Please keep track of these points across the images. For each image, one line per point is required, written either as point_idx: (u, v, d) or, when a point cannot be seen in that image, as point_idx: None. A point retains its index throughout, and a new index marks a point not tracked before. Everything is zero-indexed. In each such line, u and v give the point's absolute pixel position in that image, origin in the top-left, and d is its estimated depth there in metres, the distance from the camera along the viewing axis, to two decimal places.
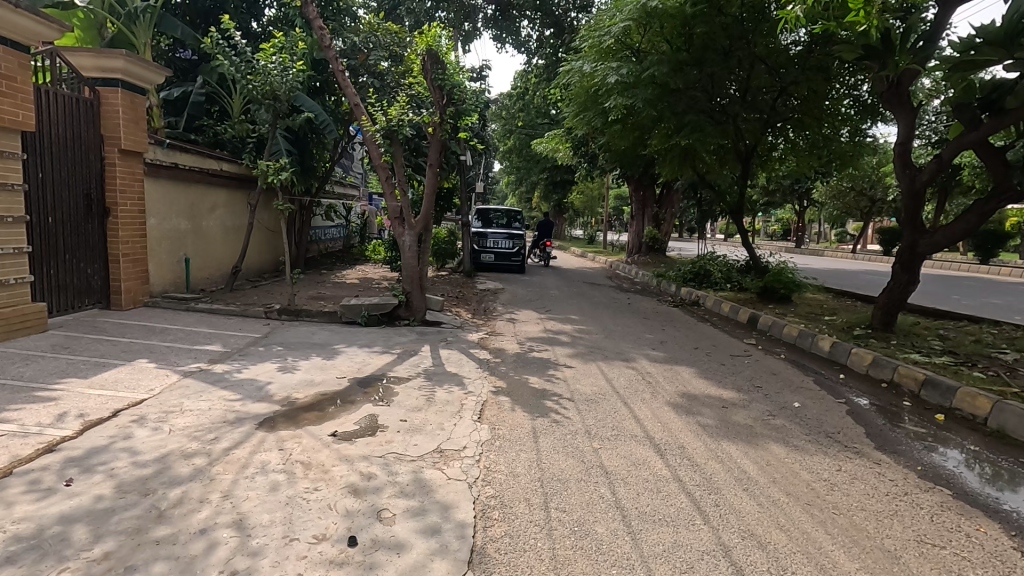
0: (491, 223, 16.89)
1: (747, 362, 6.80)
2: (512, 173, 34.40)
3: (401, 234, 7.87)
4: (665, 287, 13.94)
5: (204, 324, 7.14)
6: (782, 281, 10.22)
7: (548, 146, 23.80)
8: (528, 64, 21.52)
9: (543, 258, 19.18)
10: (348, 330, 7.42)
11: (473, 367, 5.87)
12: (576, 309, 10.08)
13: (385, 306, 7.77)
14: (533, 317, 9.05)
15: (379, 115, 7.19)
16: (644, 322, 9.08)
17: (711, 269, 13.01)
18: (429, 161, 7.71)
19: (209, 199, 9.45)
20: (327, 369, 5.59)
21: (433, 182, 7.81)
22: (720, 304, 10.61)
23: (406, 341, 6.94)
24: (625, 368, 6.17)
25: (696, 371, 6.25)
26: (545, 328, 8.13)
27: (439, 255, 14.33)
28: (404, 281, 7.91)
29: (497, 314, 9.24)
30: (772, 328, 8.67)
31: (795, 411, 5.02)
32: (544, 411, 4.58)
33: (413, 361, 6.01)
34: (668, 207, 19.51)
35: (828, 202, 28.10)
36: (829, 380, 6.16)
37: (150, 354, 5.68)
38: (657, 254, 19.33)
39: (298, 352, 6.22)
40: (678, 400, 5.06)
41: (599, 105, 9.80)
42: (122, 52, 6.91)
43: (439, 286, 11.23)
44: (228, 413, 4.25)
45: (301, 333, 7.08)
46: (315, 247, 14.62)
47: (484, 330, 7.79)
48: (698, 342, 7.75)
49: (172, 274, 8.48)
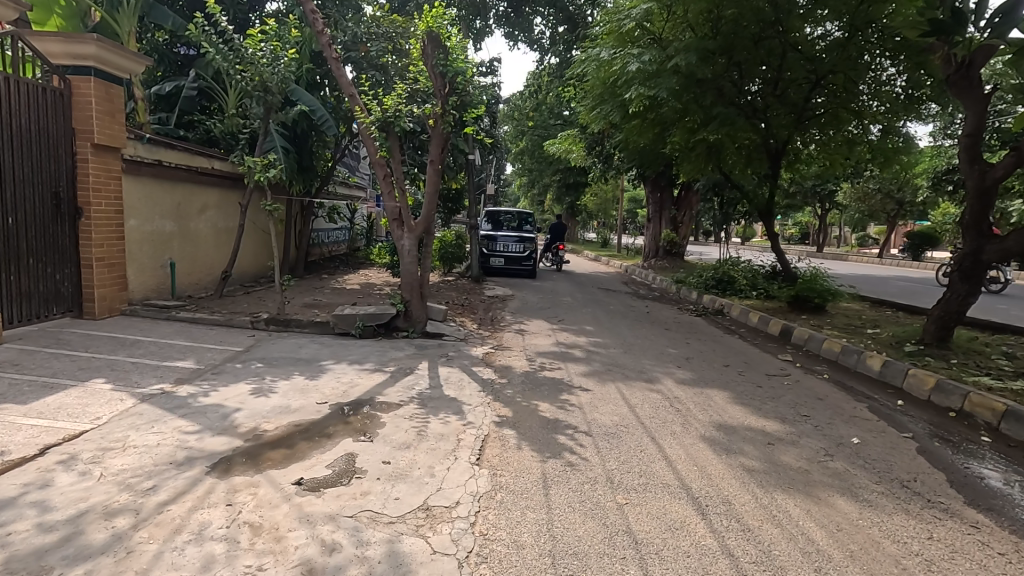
0: (501, 226, 16.20)
1: (787, 384, 5.99)
2: (524, 175, 33.69)
3: (400, 237, 7.18)
4: (684, 294, 13.11)
5: (181, 336, 6.49)
6: (815, 290, 9.37)
7: (561, 147, 23.07)
8: (541, 62, 20.85)
9: (555, 262, 18.41)
10: (340, 344, 6.72)
11: (474, 389, 5.13)
12: (591, 319, 9.31)
13: (381, 316, 7.09)
14: (544, 328, 8.30)
15: (373, 105, 6.48)
16: (666, 335, 8.28)
17: (734, 276, 12.18)
18: (430, 157, 7.01)
19: (199, 199, 8.85)
20: (307, 392, 4.89)
21: (435, 181, 7.12)
22: (748, 315, 9.77)
23: (403, 358, 6.22)
24: (649, 391, 5.39)
25: (731, 395, 5.45)
26: (558, 341, 7.37)
27: (445, 260, 13.64)
28: (403, 289, 7.21)
29: (506, 324, 8.50)
30: (809, 342, 7.82)
31: (854, 449, 4.21)
32: (556, 450, 3.83)
33: (407, 382, 5.28)
34: (686, 209, 18.70)
35: (852, 204, 26.99)
36: (885, 407, 5.34)
37: (110, 373, 5.01)
38: (674, 259, 18.47)
39: (280, 369, 5.52)
40: (715, 434, 4.27)
41: (617, 98, 9.02)
42: (93, 36, 6.33)
43: (444, 293, 10.54)
44: (177, 451, 3.55)
45: (287, 347, 6.39)
46: (317, 250, 14.01)
47: (490, 344, 7.06)
48: (728, 359, 6.94)
49: (155, 279, 7.88)
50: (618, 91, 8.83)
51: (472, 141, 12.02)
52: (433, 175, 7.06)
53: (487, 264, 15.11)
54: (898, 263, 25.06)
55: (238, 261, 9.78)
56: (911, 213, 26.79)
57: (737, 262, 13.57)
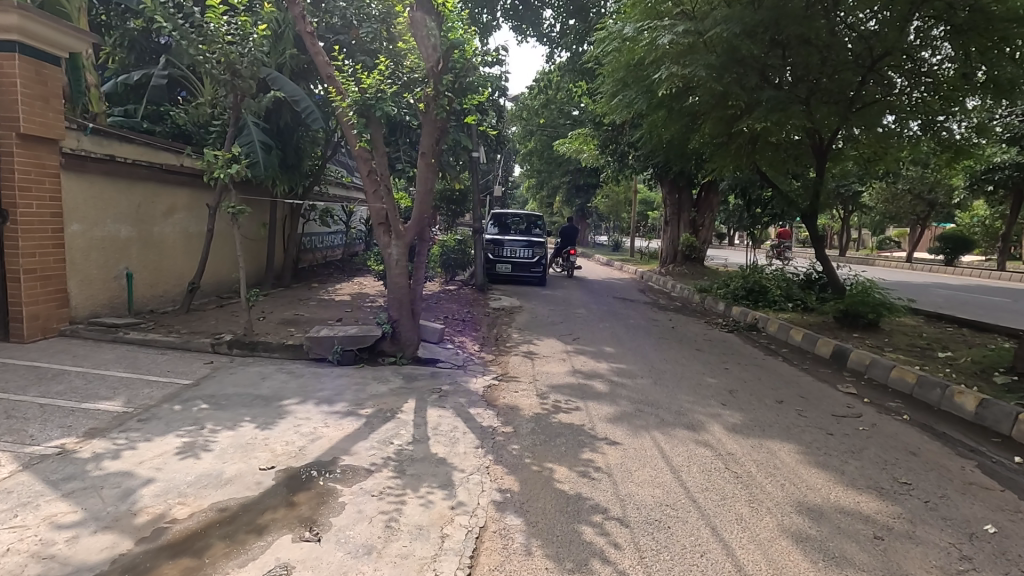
0: (509, 229, 15.08)
1: (863, 429, 4.79)
2: (534, 177, 32.56)
3: (387, 245, 6.05)
4: (710, 305, 11.90)
5: (122, 365, 5.39)
6: (869, 303, 8.13)
7: (573, 146, 21.91)
8: (551, 58, 19.75)
9: (566, 268, 17.27)
10: (312, 374, 5.57)
11: (471, 444, 3.98)
12: (610, 337, 8.13)
13: (364, 339, 5.94)
14: (557, 349, 7.13)
15: (350, 85, 5.33)
16: (702, 360, 7.06)
17: (767, 285, 10.96)
18: (421, 148, 5.86)
19: (164, 200, 7.78)
20: (253, 449, 3.76)
21: (429, 177, 5.98)
22: (790, 332, 8.53)
23: (385, 394, 5.06)
24: (695, 445, 4.20)
25: (800, 449, 4.26)
26: (574, 369, 6.19)
27: (446, 267, 12.53)
28: (391, 307, 6.09)
29: (512, 345, 7.33)
30: (872, 369, 6.58)
31: (998, 547, 3.01)
32: (581, 557, 2.68)
33: (385, 433, 4.14)
34: (707, 211, 17.41)
35: (879, 207, 25.58)
36: (1004, 467, 4.12)
37: (3, 423, 3.89)
38: (694, 265, 17.24)
39: (227, 414, 4.37)
40: (799, 525, 3.09)
41: (643, 83, 7.95)
42: (14, 5, 5.31)
43: (443, 306, 9.42)
44: (28, 565, 2.43)
45: (246, 379, 5.25)
46: (309, 256, 12.94)
47: (493, 373, 5.89)
48: (781, 392, 5.74)
49: (107, 292, 6.81)
50: (646, 72, 7.67)
51: (476, 136, 10.91)
52: (425, 169, 5.92)
53: (494, 271, 13.97)
54: (932, 268, 23.62)
55: (211, 270, 8.73)
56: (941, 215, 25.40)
57: (767, 269, 12.34)
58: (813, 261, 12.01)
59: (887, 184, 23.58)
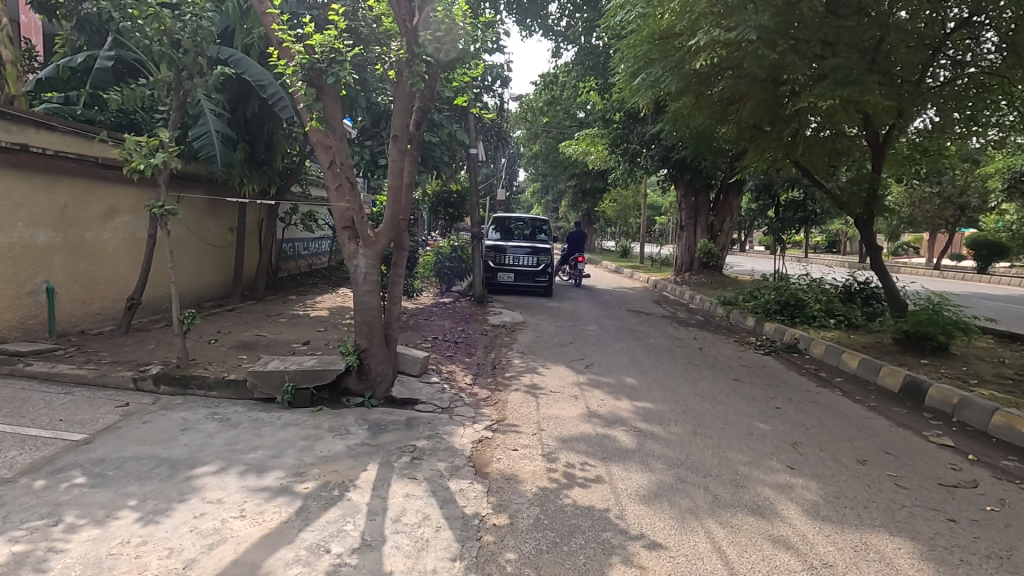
0: (512, 234, 13.83)
1: (996, 512, 3.45)
2: (539, 180, 31.34)
3: (353, 255, 4.79)
4: (738, 320, 10.58)
5: (2, 410, 4.15)
6: (938, 323, 6.79)
7: (580, 147, 20.70)
8: (557, 54, 18.58)
9: (574, 277, 15.99)
10: (250, 423, 4.29)
11: (446, 553, 2.70)
12: (629, 363, 6.84)
13: (323, 375, 4.70)
14: (568, 382, 5.84)
15: (295, 42, 4.10)
16: (745, 396, 5.72)
17: (804, 299, 9.63)
18: (392, 129, 4.63)
19: (100, 201, 6.53)
20: (112, 568, 2.48)
21: (404, 168, 4.75)
22: (842, 357, 7.21)
23: (338, 456, 3.77)
24: (772, 548, 2.89)
25: (926, 553, 2.93)
26: (590, 412, 4.90)
27: (442, 276, 11.29)
28: (359, 333, 4.86)
29: (512, 375, 6.03)
30: (963, 411, 5.25)
31: None
32: None
33: (323, 530, 2.85)
34: (725, 215, 16.07)
35: (903, 211, 24.24)
36: None
37: None
38: (713, 273, 15.94)
39: (104, 496, 3.08)
40: None
41: (672, 57, 6.89)
42: None
43: (435, 324, 8.14)
44: None
45: (159, 432, 3.97)
46: (290, 264, 11.73)
47: (486, 419, 4.60)
48: (859, 447, 4.40)
49: (19, 311, 5.63)
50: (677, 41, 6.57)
51: (473, 130, 9.73)
52: (399, 156, 4.67)
53: (495, 281, 12.71)
54: (962, 276, 22.16)
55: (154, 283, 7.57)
56: (969, 220, 24.03)
57: (800, 280, 11.02)
58: (854, 271, 10.66)
59: (915, 186, 22.19)
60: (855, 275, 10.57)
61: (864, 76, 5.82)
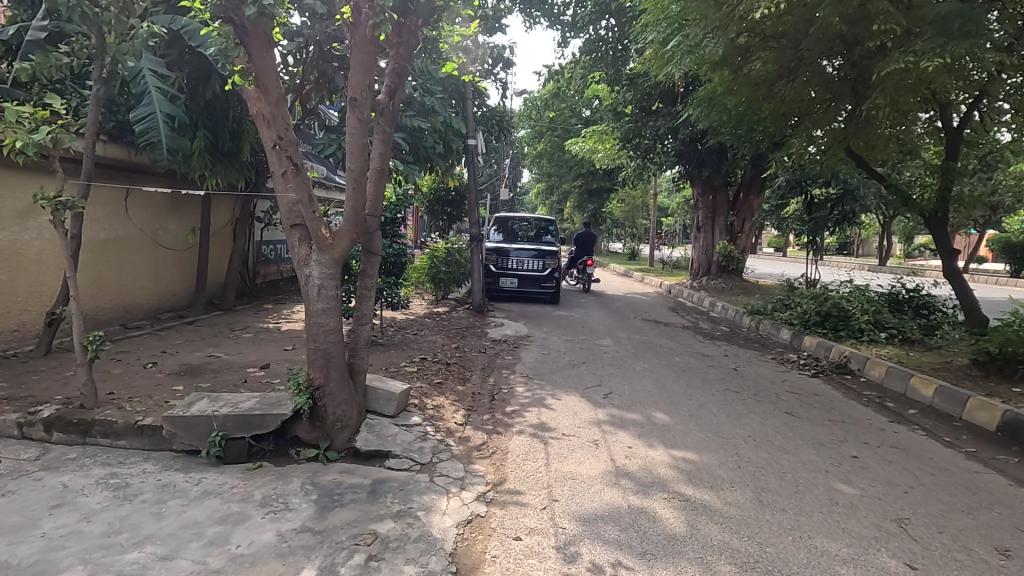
0: (515, 235, 12.68)
1: None
2: (543, 180, 30.15)
3: (304, 262, 3.63)
4: (770, 332, 9.37)
5: None
6: None
7: (587, 145, 19.54)
8: (564, 45, 17.46)
9: (582, 282, 14.81)
10: (156, 493, 3.13)
11: None
12: (657, 390, 5.65)
13: (264, 422, 3.55)
14: (585, 420, 4.66)
15: None
16: (809, 439, 4.52)
17: (850, 309, 8.42)
18: (349, 91, 3.43)
19: (19, 195, 5.42)
20: None
21: (367, 145, 3.58)
22: (911, 383, 6.01)
23: (260, 554, 2.60)
24: None
25: None
26: (617, 470, 3.72)
27: (437, 283, 10.13)
28: (313, 363, 3.70)
29: (515, 410, 4.86)
30: None
31: None
32: None
33: None
34: (746, 214, 14.88)
35: None
36: None
37: None
38: (733, 277, 14.73)
39: None
40: None
41: (717, 15, 5.75)
42: None
43: (425, 339, 6.98)
44: None
45: (16, 514, 2.82)
46: (270, 268, 10.59)
47: (480, 484, 3.43)
48: (992, 528, 3.21)
49: None
50: None
51: (472, 118, 8.61)
52: (358, 127, 3.47)
53: (496, 287, 11.55)
54: (993, 280, 20.90)
55: (90, 293, 6.47)
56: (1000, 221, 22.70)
57: (840, 287, 9.79)
58: (902, 278, 9.43)
59: None
60: (904, 281, 9.35)
61: (981, 26, 4.63)
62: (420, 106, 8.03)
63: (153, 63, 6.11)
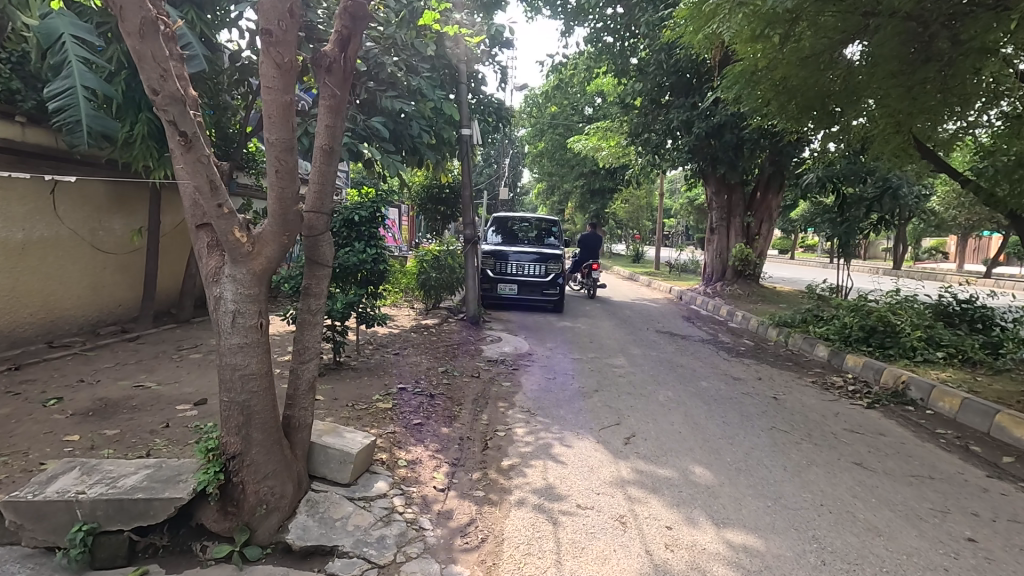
0: (515, 236, 11.59)
1: None
2: (544, 180, 29.07)
3: (213, 278, 2.55)
4: (803, 348, 8.27)
5: None
6: None
7: (591, 143, 18.46)
8: (566, 36, 16.37)
9: (587, 287, 13.70)
10: None
11: None
12: (691, 432, 4.55)
13: (148, 509, 2.45)
14: (606, 481, 3.56)
15: None
16: (904, 510, 3.42)
17: (899, 323, 7.33)
18: (260, 23, 2.34)
19: None
20: None
21: (294, 105, 2.48)
22: (997, 421, 4.93)
23: None
24: None
25: None
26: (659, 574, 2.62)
27: (426, 290, 9.04)
28: (225, 422, 2.61)
29: (514, 464, 3.77)
30: None
31: None
32: None
33: None
34: (763, 215, 13.80)
35: (950, 212, 21.79)
36: None
37: None
38: (749, 283, 13.66)
39: None
40: None
41: None
42: None
43: (407, 361, 5.89)
44: None
45: None
46: None
47: None
48: None
49: None
50: None
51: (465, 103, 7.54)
52: (278, 78, 2.40)
53: (493, 294, 10.47)
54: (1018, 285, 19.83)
55: (6, 305, 5.37)
56: None
57: (880, 296, 8.71)
58: (952, 287, 8.35)
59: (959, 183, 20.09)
60: (953, 291, 8.28)
61: None
62: (405, 88, 6.93)
63: (74, 25, 4.96)
